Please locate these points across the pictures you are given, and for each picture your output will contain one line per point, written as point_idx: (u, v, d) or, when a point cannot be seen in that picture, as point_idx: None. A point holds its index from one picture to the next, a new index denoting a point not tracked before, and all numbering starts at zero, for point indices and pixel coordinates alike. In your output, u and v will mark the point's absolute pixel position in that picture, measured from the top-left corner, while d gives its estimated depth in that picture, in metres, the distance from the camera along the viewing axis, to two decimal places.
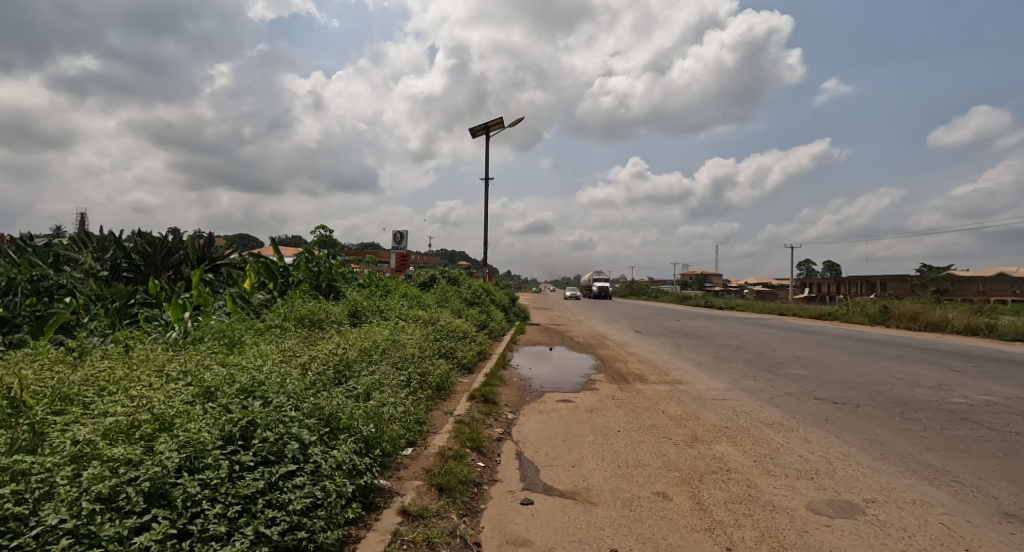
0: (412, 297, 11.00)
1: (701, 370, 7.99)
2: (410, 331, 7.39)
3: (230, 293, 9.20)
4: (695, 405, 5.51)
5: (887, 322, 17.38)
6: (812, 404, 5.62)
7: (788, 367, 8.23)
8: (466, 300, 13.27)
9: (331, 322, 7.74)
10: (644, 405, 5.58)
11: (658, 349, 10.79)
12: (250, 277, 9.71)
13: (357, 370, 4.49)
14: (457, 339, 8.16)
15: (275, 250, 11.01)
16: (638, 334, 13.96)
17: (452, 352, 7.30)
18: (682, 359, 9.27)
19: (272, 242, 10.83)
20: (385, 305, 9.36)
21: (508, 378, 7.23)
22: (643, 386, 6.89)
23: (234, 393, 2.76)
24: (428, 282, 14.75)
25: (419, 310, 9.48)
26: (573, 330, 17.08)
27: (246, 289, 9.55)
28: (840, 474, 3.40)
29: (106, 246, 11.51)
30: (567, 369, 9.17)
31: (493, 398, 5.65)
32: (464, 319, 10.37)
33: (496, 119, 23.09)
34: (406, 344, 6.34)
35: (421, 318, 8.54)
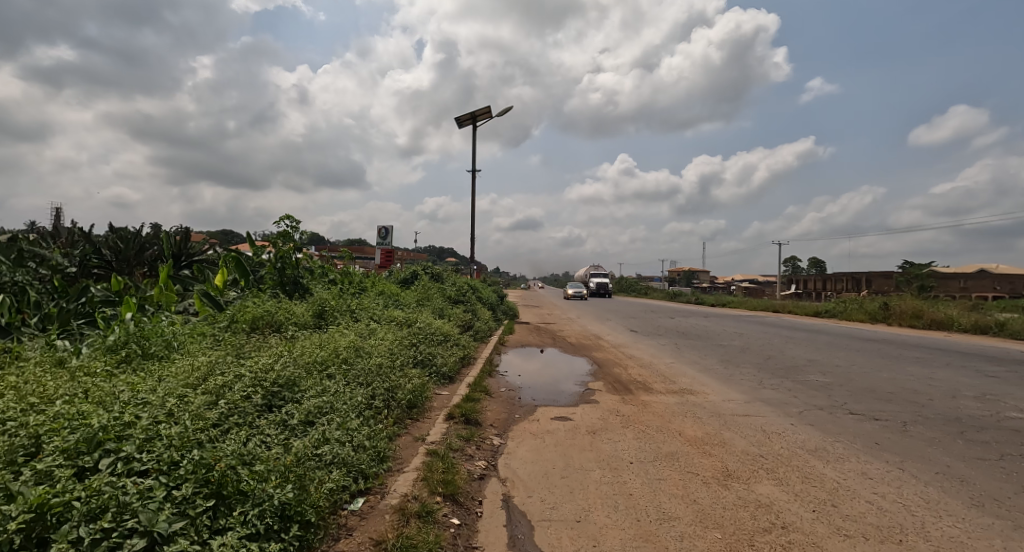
0: (391, 295, 10.00)
1: (711, 377, 7.15)
2: (382, 335, 6.43)
3: (195, 290, 8.22)
4: (716, 424, 4.64)
5: (889, 320, 16.78)
6: (851, 421, 4.78)
7: (805, 373, 7.42)
8: (451, 300, 12.31)
9: (292, 326, 6.75)
10: (655, 424, 4.70)
11: (658, 351, 9.97)
12: (222, 272, 8.63)
13: (300, 388, 3.54)
14: (437, 344, 7.22)
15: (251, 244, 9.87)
16: (635, 335, 13.11)
17: (430, 359, 6.36)
18: (687, 364, 8.42)
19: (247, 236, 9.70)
20: (360, 305, 8.37)
21: (494, 389, 6.32)
22: (649, 397, 6.01)
23: (65, 454, 1.80)
24: (410, 279, 13.76)
25: (397, 310, 8.48)
26: (566, 329, 16.25)
27: (213, 285, 8.53)
28: (935, 534, 2.54)
29: (76, 241, 10.42)
30: (562, 374, 8.27)
31: (477, 418, 4.71)
32: (446, 319, 9.40)
33: (485, 108, 22.10)
34: (373, 351, 5.38)
35: (397, 320, 7.57)
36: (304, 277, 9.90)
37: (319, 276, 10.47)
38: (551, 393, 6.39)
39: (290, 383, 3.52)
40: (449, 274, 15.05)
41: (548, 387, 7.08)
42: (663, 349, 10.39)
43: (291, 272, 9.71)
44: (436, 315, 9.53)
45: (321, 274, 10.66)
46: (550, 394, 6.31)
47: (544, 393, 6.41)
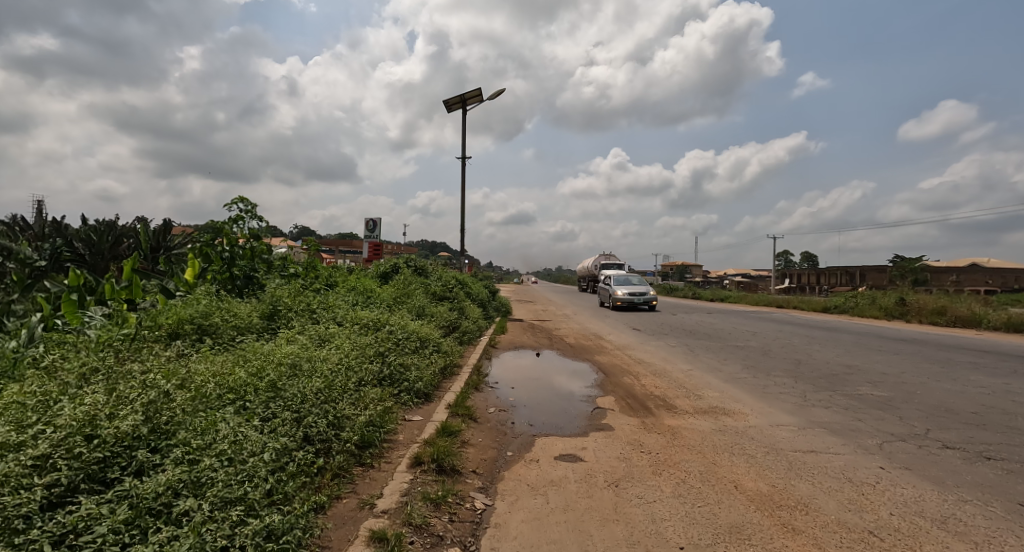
0: (363, 291, 8.63)
1: (741, 390, 5.99)
2: (341, 344, 5.14)
3: (153, 287, 6.80)
4: (778, 467, 3.45)
5: (907, 317, 15.85)
6: (954, 459, 3.59)
7: (851, 384, 6.22)
8: (435, 297, 10.99)
9: (231, 330, 5.46)
10: (693, 467, 3.49)
11: (669, 355, 8.83)
12: (192, 264, 7.20)
13: (171, 437, 2.32)
14: (412, 352, 5.95)
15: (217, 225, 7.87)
16: (638, 335, 11.93)
17: (398, 376, 5.10)
18: (708, 372, 7.20)
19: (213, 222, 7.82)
20: (325, 304, 7.07)
21: (480, 410, 5.09)
22: (676, 422, 4.77)
23: None
24: (391, 273, 12.42)
25: (369, 309, 7.18)
26: (563, 327, 15.12)
27: (180, 279, 7.13)
28: None
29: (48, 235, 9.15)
30: (561, 385, 7.01)
31: (454, 463, 3.44)
32: (428, 321, 8.08)
33: (476, 90, 20.68)
34: (320, 365, 4.13)
35: (363, 321, 6.27)
36: (257, 270, 7.94)
37: (295, 266, 8.97)
38: (551, 414, 5.15)
39: (154, 428, 2.31)
40: (435, 268, 13.73)
41: (547, 402, 5.82)
42: (674, 352, 9.19)
43: (263, 260, 8.22)
44: (415, 315, 8.21)
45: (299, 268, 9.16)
46: (551, 415, 5.08)
47: (543, 414, 5.15)
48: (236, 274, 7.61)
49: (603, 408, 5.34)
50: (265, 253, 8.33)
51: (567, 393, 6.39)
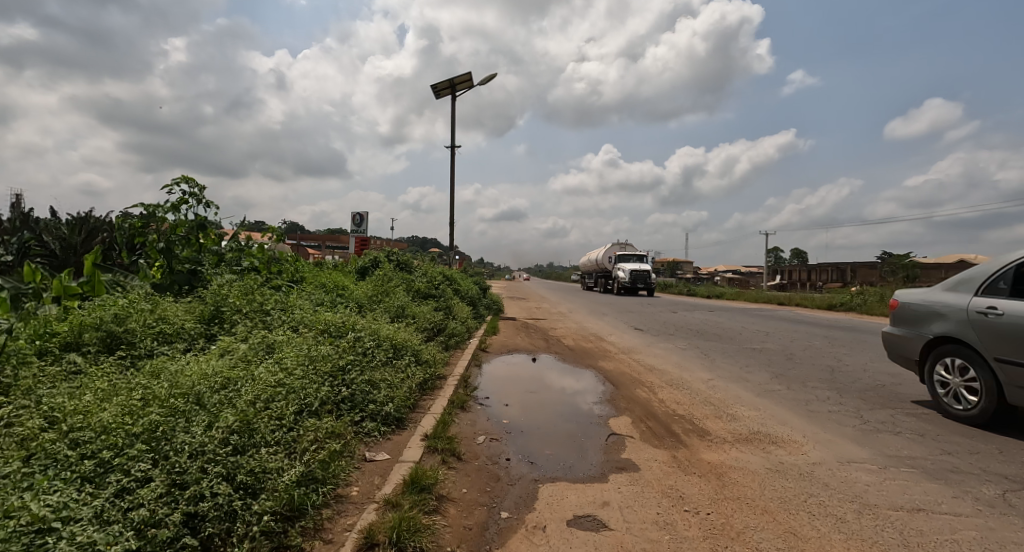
0: (333, 289, 7.45)
1: (783, 410, 4.97)
2: (289, 358, 4.03)
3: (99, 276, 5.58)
4: (886, 543, 2.42)
5: None
6: None
7: (909, 399, 5.22)
8: (417, 296, 9.84)
9: (150, 339, 4.36)
10: (765, 540, 2.46)
11: (683, 362, 7.83)
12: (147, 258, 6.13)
13: None
14: (383, 364, 4.85)
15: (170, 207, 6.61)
16: (643, 337, 10.93)
17: (358, 400, 4.02)
18: (735, 384, 6.17)
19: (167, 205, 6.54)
20: (284, 306, 5.94)
21: (465, 442, 4.02)
22: (717, 457, 3.73)
23: None
24: (371, 268, 11.25)
25: (335, 310, 6.06)
26: (560, 327, 14.10)
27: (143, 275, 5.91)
28: None
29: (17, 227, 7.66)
30: (563, 398, 5.93)
31: (423, 543, 2.34)
32: (407, 325, 6.98)
33: (465, 75, 19.48)
34: (246, 392, 3.03)
35: (323, 324, 5.15)
36: (199, 266, 6.52)
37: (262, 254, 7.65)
38: (556, 445, 4.08)
39: None
40: (422, 264, 12.62)
41: (550, 425, 4.73)
42: (687, 359, 8.18)
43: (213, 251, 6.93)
44: (390, 318, 7.07)
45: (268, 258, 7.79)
46: (555, 447, 4.01)
47: (545, 445, 4.08)
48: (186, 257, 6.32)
49: (619, 436, 4.29)
50: (214, 245, 7.04)
51: (573, 410, 5.32)
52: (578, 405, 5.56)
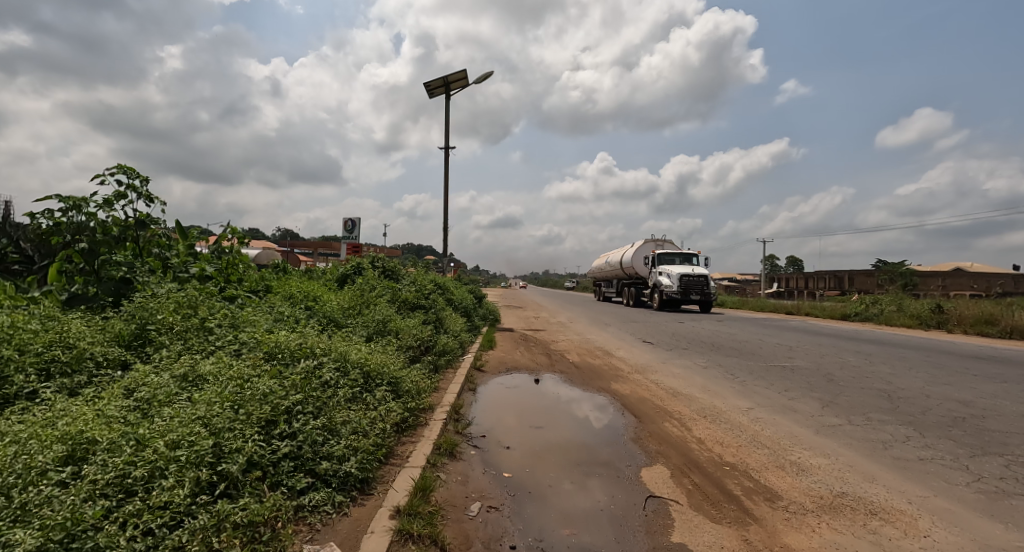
0: (301, 301, 6.30)
1: (859, 456, 3.91)
2: (212, 399, 2.96)
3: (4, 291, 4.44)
4: None
5: (948, 327, 14.11)
6: None
7: (1011, 439, 4.18)
8: (401, 309, 8.66)
9: (32, 372, 3.32)
10: None
11: (708, 385, 6.79)
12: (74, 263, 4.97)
13: None
14: (348, 402, 3.76)
15: (109, 202, 5.39)
16: (656, 354, 9.83)
17: (305, 458, 2.94)
18: (782, 416, 5.11)
19: (106, 200, 5.35)
20: (233, 324, 4.83)
21: (451, 515, 2.93)
22: (802, 540, 2.67)
23: None
24: (353, 276, 10.15)
25: (300, 326, 4.96)
26: (562, 339, 13.05)
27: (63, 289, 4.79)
28: None
29: None
30: (575, 434, 4.84)
31: None
32: (389, 345, 5.86)
33: (460, 73, 18.43)
34: (97, 476, 1.99)
35: (275, 341, 4.04)
36: (134, 269, 5.17)
37: (221, 256, 6.42)
38: (577, 517, 3.01)
39: None
40: (411, 272, 11.53)
41: (566, 479, 3.65)
42: (713, 381, 7.10)
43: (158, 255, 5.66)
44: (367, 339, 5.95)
45: (230, 262, 6.49)
46: (576, 522, 2.94)
47: (562, 517, 3.01)
48: (118, 260, 5.05)
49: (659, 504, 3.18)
50: (161, 249, 5.78)
51: (591, 453, 4.22)
52: (596, 445, 4.46)
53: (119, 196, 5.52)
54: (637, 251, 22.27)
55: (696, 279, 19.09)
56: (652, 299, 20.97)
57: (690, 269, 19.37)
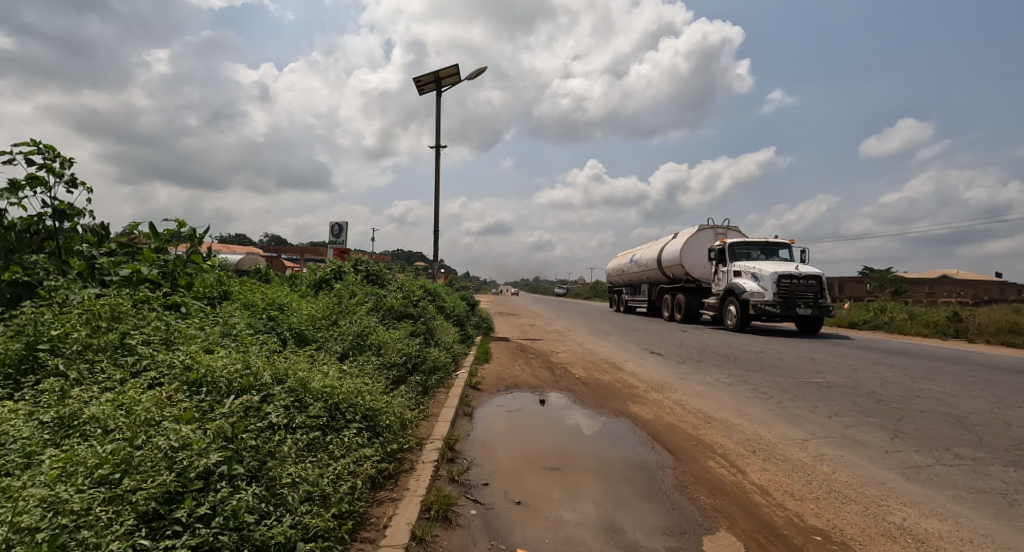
0: (262, 311, 5.27)
1: (983, 517, 2.95)
2: (78, 467, 1.98)
3: None
4: None
5: (968, 337, 13.29)
6: None
7: None
8: (385, 319, 7.61)
9: None
10: None
11: (743, 407, 5.84)
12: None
13: None
14: (303, 451, 2.76)
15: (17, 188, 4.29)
16: (670, 369, 8.80)
17: (228, 547, 1.91)
18: (853, 453, 4.10)
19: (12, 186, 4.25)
20: (164, 341, 3.81)
21: None
22: None
23: None
24: (332, 280, 9.10)
25: (253, 343, 3.96)
26: (562, 349, 12.08)
27: None
28: None
29: None
30: (588, 459, 4.38)
31: None
32: (366, 367, 4.84)
33: (450, 69, 17.50)
34: None
35: (209, 367, 3.04)
36: (44, 275, 4.17)
37: (165, 256, 5.44)
38: (567, 526, 3.09)
39: None
40: (398, 276, 10.50)
41: (557, 488, 3.70)
42: (746, 402, 6.14)
43: (82, 254, 4.57)
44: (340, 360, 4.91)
45: (178, 263, 5.48)
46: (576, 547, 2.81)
47: (552, 525, 3.09)
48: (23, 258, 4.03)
49: (649, 512, 3.24)
50: (85, 247, 4.68)
51: (596, 470, 4.08)
52: (614, 471, 4.04)
53: (30, 179, 4.39)
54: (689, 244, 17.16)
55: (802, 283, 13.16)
56: (719, 310, 15.48)
57: (790, 267, 13.34)
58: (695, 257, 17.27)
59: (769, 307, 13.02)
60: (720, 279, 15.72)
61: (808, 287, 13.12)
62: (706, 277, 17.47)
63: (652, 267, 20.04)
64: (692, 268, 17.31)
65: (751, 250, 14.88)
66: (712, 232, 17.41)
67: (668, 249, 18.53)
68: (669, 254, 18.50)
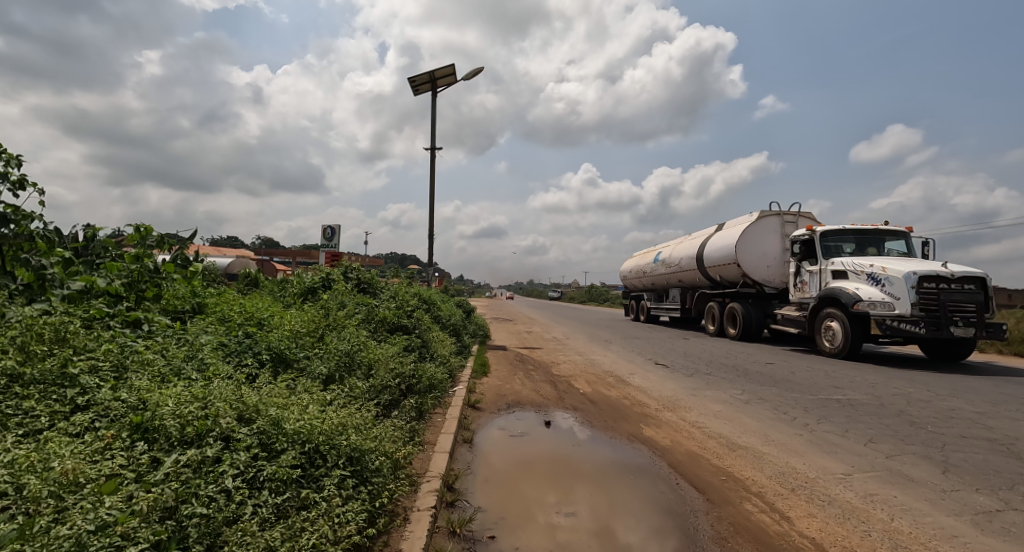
0: (238, 328, 4.72)
1: None
2: None
3: None
4: None
5: (981, 347, 12.88)
6: None
7: None
8: (377, 332, 7.03)
9: None
10: None
11: (768, 433, 5.32)
12: None
13: None
14: (272, 518, 2.23)
15: None
16: (680, 385, 8.28)
17: None
18: (907, 495, 3.60)
19: None
20: (115, 369, 3.26)
21: None
22: None
23: None
24: (320, 289, 8.53)
25: (221, 371, 3.41)
26: (562, 360, 11.57)
27: None
28: None
29: None
30: (606, 496, 3.90)
31: None
32: (353, 395, 4.28)
33: (446, 69, 17.04)
34: None
35: (157, 409, 2.49)
36: None
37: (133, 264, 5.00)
38: (560, 530, 3.33)
39: None
40: (392, 284, 9.94)
41: (552, 493, 3.96)
42: (771, 425, 5.63)
43: (29, 264, 4.06)
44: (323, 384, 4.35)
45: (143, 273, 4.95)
46: (562, 539, 3.20)
47: (548, 531, 3.31)
48: None
49: (641, 519, 3.45)
50: (32, 256, 4.19)
51: (601, 477, 4.37)
52: (638, 514, 3.53)
53: None
54: (745, 235, 13.94)
55: (953, 289, 9.17)
56: (813, 327, 11.33)
57: (937, 266, 9.34)
58: (757, 251, 13.81)
59: (900, 323, 9.23)
60: (806, 282, 11.87)
61: (965, 293, 9.16)
62: (771, 279, 13.87)
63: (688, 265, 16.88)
64: (752, 269, 13.85)
65: (845, 240, 11.35)
66: (777, 220, 14.06)
67: (713, 243, 15.28)
68: (715, 249, 15.20)
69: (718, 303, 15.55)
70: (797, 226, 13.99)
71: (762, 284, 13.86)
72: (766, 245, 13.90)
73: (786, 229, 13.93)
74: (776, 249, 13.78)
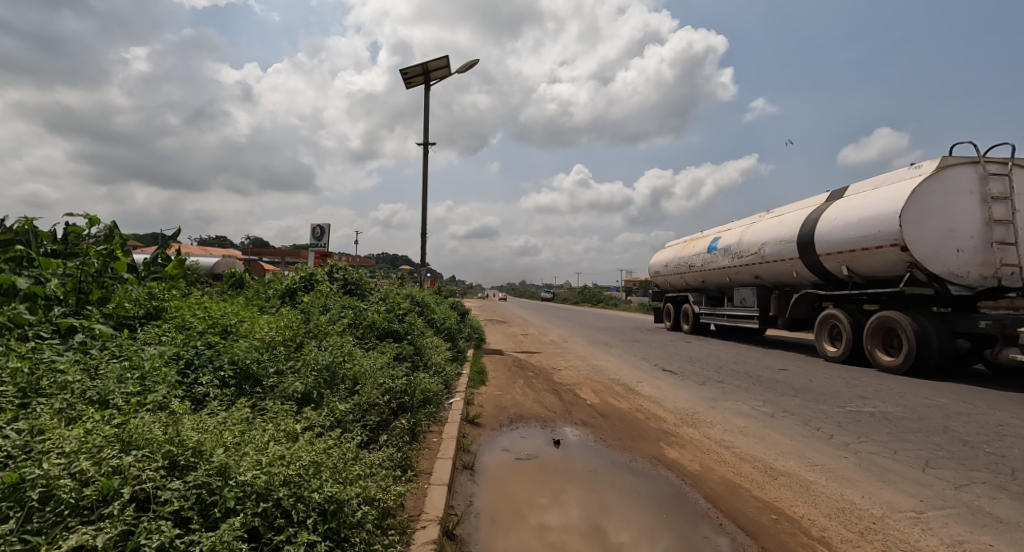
0: (198, 337, 4.01)
1: None
2: None
3: None
4: None
5: None
6: None
7: None
8: (364, 339, 6.30)
9: None
10: None
11: (809, 455, 4.70)
12: None
13: None
14: None
15: None
16: (694, 395, 7.68)
17: None
18: (1001, 543, 3.00)
19: None
20: (21, 395, 2.55)
21: None
22: None
23: None
24: (303, 290, 7.81)
25: (162, 396, 2.71)
26: (563, 366, 10.95)
27: None
28: None
29: None
30: (639, 539, 3.25)
31: None
32: (332, 420, 3.59)
33: (439, 60, 16.28)
34: None
35: (44, 462, 1.79)
36: None
37: (74, 261, 4.29)
38: (552, 531, 3.37)
39: None
40: (382, 284, 9.22)
41: (542, 494, 3.99)
42: (809, 445, 5.00)
43: None
44: (297, 405, 3.65)
45: (85, 272, 4.26)
46: (554, 538, 3.28)
47: (539, 532, 3.38)
48: None
49: (632, 522, 3.52)
50: None
51: (612, 495, 4.00)
52: None
53: None
54: (920, 197, 8.77)
55: None
56: None
57: None
58: (937, 222, 8.73)
59: None
60: None
61: None
62: (958, 268, 8.72)
63: (780, 253, 12.08)
64: (925, 252, 8.74)
65: None
66: (971, 172, 8.90)
67: (835, 217, 10.40)
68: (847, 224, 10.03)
69: (841, 313, 10.62)
70: (1004, 186, 8.82)
71: (944, 279, 8.69)
72: (953, 214, 8.76)
73: (987, 187, 8.81)
74: (971, 219, 8.75)
